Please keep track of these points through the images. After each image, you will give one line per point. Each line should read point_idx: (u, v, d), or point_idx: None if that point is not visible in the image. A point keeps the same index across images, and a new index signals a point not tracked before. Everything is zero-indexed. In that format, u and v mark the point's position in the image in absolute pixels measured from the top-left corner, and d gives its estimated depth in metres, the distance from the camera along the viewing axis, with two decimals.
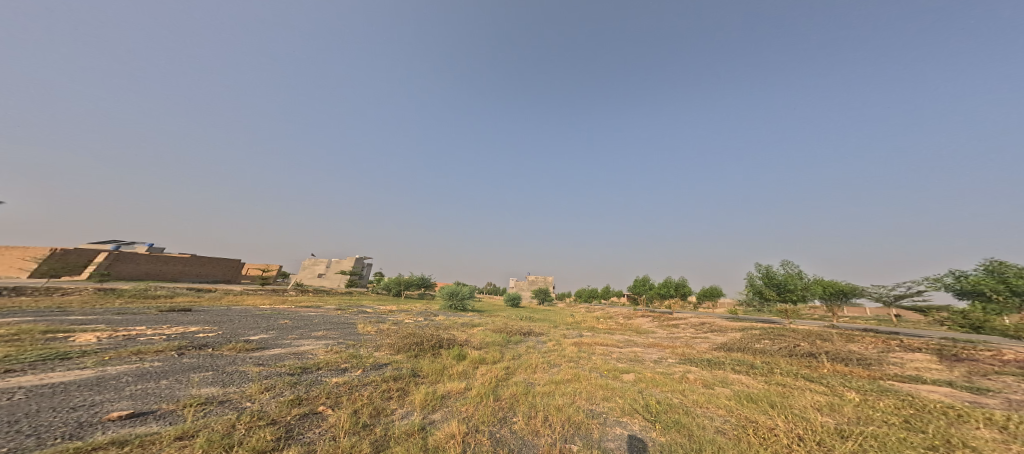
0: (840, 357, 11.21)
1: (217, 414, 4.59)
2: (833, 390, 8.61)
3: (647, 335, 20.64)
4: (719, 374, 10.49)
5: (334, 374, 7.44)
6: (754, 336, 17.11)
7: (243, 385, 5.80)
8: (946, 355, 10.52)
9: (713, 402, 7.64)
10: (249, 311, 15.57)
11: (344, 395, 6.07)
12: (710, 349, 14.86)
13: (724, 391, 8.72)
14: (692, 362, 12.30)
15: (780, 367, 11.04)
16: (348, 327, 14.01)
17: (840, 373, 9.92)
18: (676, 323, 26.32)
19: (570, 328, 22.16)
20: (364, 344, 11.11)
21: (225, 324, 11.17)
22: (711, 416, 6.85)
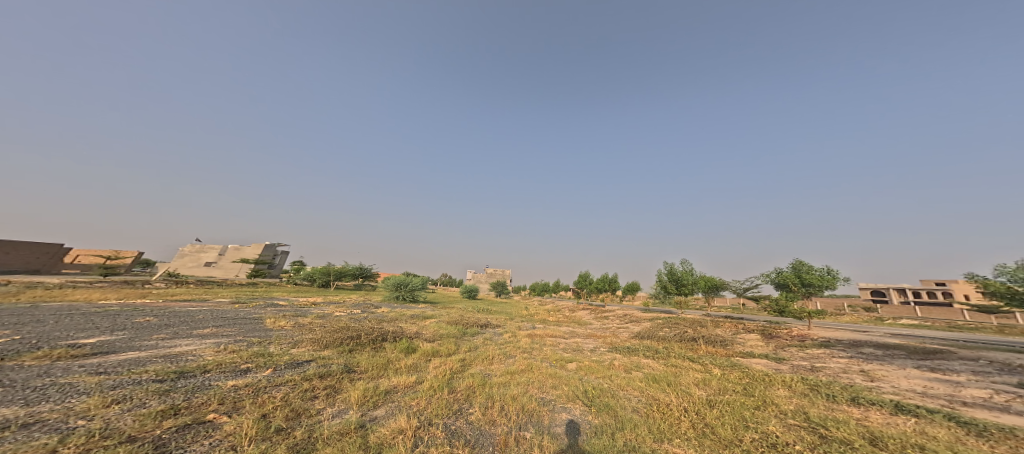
0: (712, 340, 13.73)
1: (10, 444, 3.76)
2: (704, 367, 10.64)
3: (588, 326, 22.43)
4: (637, 360, 12.02)
5: (232, 376, 6.65)
6: (660, 324, 19.87)
7: (71, 402, 4.81)
8: (765, 334, 13.71)
9: (631, 384, 8.82)
10: (80, 310, 12.56)
11: (247, 398, 5.49)
12: (628, 337, 16.88)
13: (640, 374, 10.13)
14: (617, 350, 13.81)
15: (674, 351, 13.12)
16: (252, 322, 12.41)
17: (711, 353, 12.24)
18: (608, 314, 29.07)
19: (526, 320, 23.04)
20: (276, 341, 9.95)
21: (35, 327, 8.86)
22: (629, 396, 7.95)
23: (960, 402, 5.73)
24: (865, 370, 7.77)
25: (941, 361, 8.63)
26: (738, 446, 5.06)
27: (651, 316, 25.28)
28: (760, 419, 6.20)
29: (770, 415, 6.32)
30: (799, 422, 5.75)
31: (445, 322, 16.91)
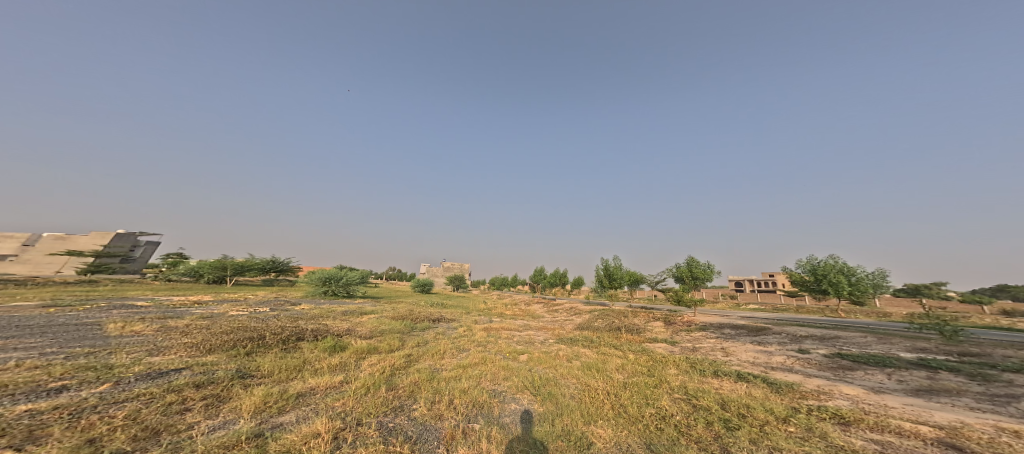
0: (634, 329, 15.15)
1: None
2: (616, 355, 11.74)
3: (541, 319, 22.96)
4: (573, 349, 12.56)
5: (38, 397, 4.84)
6: (594, 316, 21.24)
7: None
8: (666, 322, 15.77)
9: (569, 373, 9.12)
10: None
11: (55, 424, 4.04)
12: (567, 329, 17.70)
13: (578, 362, 10.59)
14: (563, 341, 14.26)
15: (602, 341, 13.99)
16: (80, 332, 9.70)
17: (630, 340, 13.53)
18: (559, 306, 30.30)
19: (484, 314, 22.90)
20: (120, 350, 7.97)
21: None
22: (568, 384, 8.23)
23: (771, 368, 7.42)
24: (722, 348, 9.52)
25: (767, 335, 11.11)
26: (640, 421, 5.52)
27: (587, 309, 26.97)
28: (656, 397, 6.98)
29: (663, 392, 7.19)
30: (682, 396, 6.64)
31: (391, 317, 16.10)
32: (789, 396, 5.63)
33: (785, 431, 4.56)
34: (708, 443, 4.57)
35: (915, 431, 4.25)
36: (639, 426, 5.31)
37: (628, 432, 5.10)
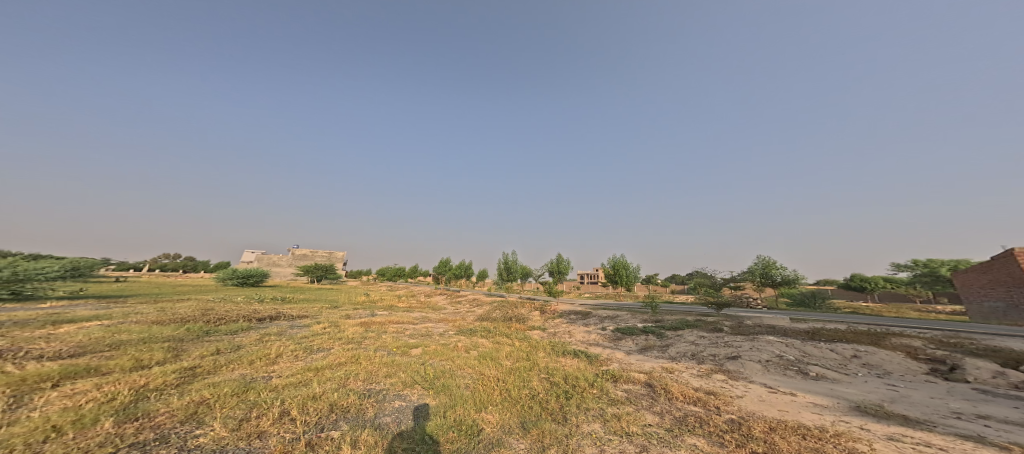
0: (521, 318, 16.15)
1: None
2: (503, 341, 11.47)
3: (440, 311, 22.02)
4: (459, 340, 11.71)
5: None
6: (487, 308, 21.63)
7: None
8: (540, 311, 18.00)
9: (466, 362, 8.39)
10: None
11: None
12: (463, 319, 17.44)
13: (474, 352, 9.95)
14: (467, 332, 13.71)
15: (495, 331, 13.64)
16: None
17: (518, 328, 13.71)
18: (462, 298, 30.14)
19: (362, 307, 20.21)
20: None
21: None
22: (462, 374, 7.37)
23: (590, 344, 10.74)
24: (567, 331, 12.85)
25: (590, 318, 15.58)
26: (521, 403, 5.63)
27: (474, 302, 27.26)
28: (529, 378, 7.24)
29: (534, 374, 7.53)
30: (544, 375, 7.41)
31: (131, 325, 9.90)
32: (597, 364, 8.33)
33: (592, 392, 6.28)
34: (556, 414, 5.28)
35: (638, 378, 7.21)
36: (519, 407, 5.45)
37: (508, 415, 5.09)
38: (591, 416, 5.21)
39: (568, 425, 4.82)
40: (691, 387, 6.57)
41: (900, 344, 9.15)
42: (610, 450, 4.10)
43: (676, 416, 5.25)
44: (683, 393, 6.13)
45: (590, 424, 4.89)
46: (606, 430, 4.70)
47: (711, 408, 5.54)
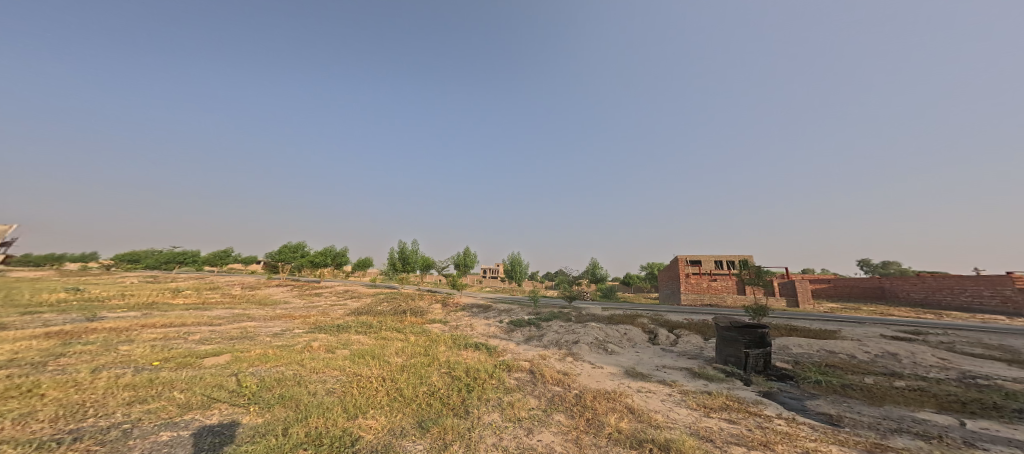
0: (419, 312, 15.54)
1: None
2: (402, 335, 11.12)
3: (277, 306, 17.61)
4: (353, 335, 10.99)
5: None
6: (370, 301, 19.63)
7: None
8: (444, 303, 17.91)
9: (330, 365, 7.08)
10: None
11: None
12: (327, 315, 14.88)
13: (346, 351, 8.67)
14: (321, 330, 11.47)
15: (383, 326, 12.66)
16: None
17: (413, 323, 13.03)
18: (318, 291, 25.67)
19: (66, 310, 12.69)
20: None
21: None
22: (325, 379, 6.34)
23: (489, 337, 11.26)
24: (468, 324, 13.08)
25: (490, 311, 16.25)
26: (415, 401, 5.53)
27: (341, 295, 23.62)
28: (427, 374, 7.14)
29: (433, 369, 7.48)
30: (445, 370, 7.42)
31: None
32: (494, 355, 8.78)
33: (491, 383, 6.58)
34: (457, 408, 5.36)
35: (525, 367, 7.90)
36: (412, 407, 5.30)
37: (401, 418, 4.87)
38: (490, 406, 5.48)
39: (470, 419, 4.94)
40: (556, 370, 7.65)
41: (647, 323, 13.30)
42: (507, 437, 4.43)
43: (550, 396, 6.02)
44: (552, 376, 7.05)
45: (489, 415, 5.16)
46: (502, 418, 5.00)
47: (567, 387, 6.59)
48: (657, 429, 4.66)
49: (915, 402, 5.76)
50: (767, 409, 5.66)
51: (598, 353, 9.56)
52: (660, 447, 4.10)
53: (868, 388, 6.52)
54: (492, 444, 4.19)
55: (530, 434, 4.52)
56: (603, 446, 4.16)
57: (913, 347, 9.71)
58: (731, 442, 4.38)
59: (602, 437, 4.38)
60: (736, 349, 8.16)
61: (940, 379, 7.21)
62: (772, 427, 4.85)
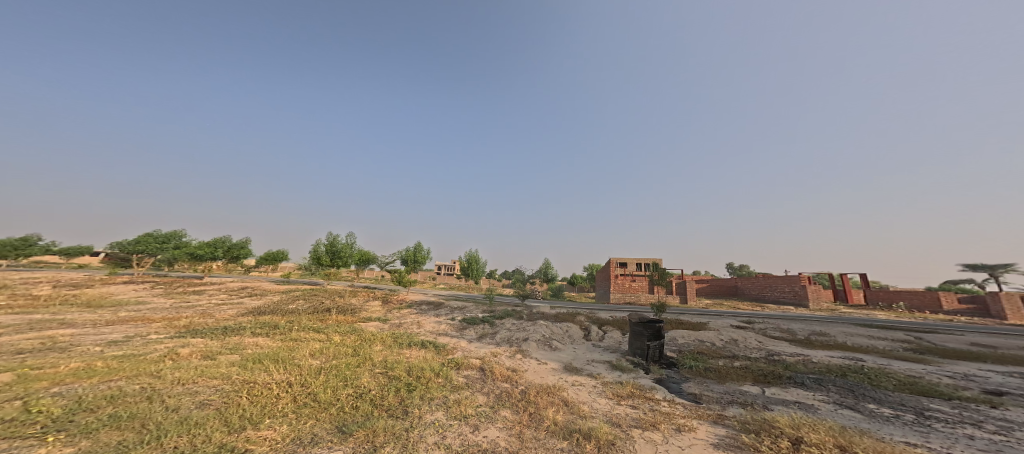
0: (354, 309, 14.43)
1: None
2: (323, 334, 9.62)
3: (123, 310, 13.79)
4: (242, 331, 9.77)
5: None
6: (282, 296, 17.36)
7: None
8: (385, 301, 17.23)
9: (206, 375, 6.24)
10: None
11: None
12: (210, 314, 12.59)
13: (235, 357, 7.44)
14: (196, 333, 9.24)
15: (297, 324, 10.75)
16: None
17: (340, 322, 11.55)
18: (199, 290, 21.15)
19: None
20: None
21: None
22: (197, 390, 5.63)
23: (438, 335, 11.15)
24: (418, 322, 12.87)
25: (443, 308, 16.08)
26: (335, 405, 5.36)
27: (228, 292, 19.78)
28: (356, 375, 6.91)
29: (364, 369, 7.31)
30: (380, 370, 7.25)
31: None
32: (444, 353, 8.80)
33: (439, 382, 6.62)
34: (395, 409, 5.29)
35: (475, 364, 8.04)
36: (331, 411, 5.12)
37: (312, 426, 4.69)
38: (433, 405, 5.49)
39: (410, 418, 4.95)
40: (504, 367, 7.90)
41: (584, 321, 14.19)
42: (450, 434, 4.52)
43: (498, 393, 6.20)
44: (501, 373, 7.29)
45: (433, 414, 5.18)
46: (447, 416, 5.08)
47: (515, 383, 6.87)
48: (584, 420, 5.10)
49: (744, 378, 7.58)
50: (657, 393, 6.63)
51: (544, 349, 10.10)
52: (586, 436, 4.50)
53: (720, 370, 8.13)
54: (433, 443, 4.27)
55: (476, 430, 4.67)
56: (541, 439, 4.45)
57: (747, 333, 12.41)
58: (632, 425, 5.03)
59: (541, 430, 4.69)
60: (639, 342, 9.28)
61: (764, 357, 9.48)
62: (660, 409, 5.73)
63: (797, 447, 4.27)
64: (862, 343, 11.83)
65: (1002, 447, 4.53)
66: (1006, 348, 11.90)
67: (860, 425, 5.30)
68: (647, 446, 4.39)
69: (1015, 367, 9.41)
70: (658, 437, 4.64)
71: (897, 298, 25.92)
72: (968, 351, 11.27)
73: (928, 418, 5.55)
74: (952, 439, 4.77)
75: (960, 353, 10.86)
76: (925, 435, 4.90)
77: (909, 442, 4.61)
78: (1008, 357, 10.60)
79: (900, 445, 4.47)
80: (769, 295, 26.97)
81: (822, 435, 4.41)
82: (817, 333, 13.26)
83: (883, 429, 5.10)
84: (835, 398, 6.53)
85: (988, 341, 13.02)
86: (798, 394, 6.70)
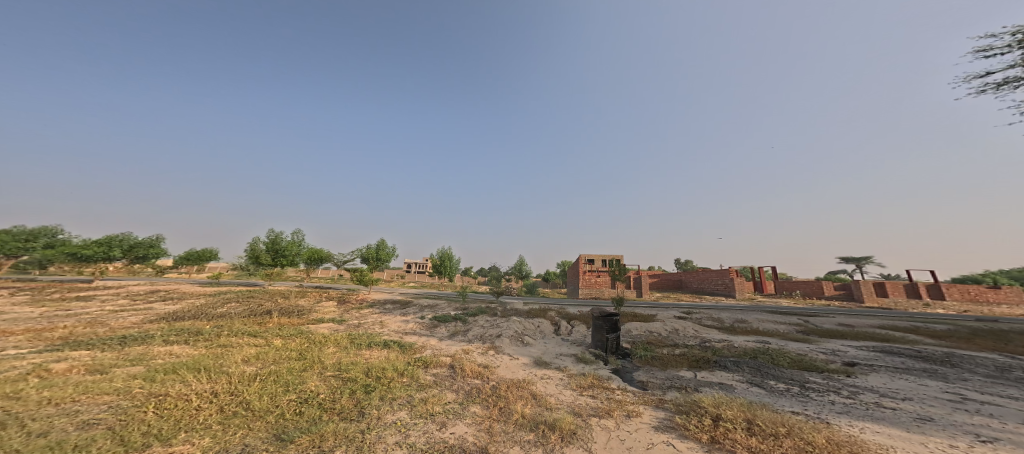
0: (305, 309, 13.43)
1: None
2: (261, 339, 8.70)
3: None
4: (134, 330, 8.09)
5: None
6: (209, 297, 15.54)
7: None
8: (341, 301, 16.42)
9: (91, 391, 5.38)
10: None
11: None
12: (105, 312, 10.71)
13: (137, 369, 6.29)
14: (74, 344, 6.90)
15: (226, 329, 9.06)
16: None
17: (283, 325, 10.16)
18: (92, 292, 17.65)
19: None
20: None
21: None
22: (88, 408, 4.97)
23: (405, 334, 10.91)
24: (380, 322, 12.47)
25: (412, 307, 15.67)
26: (272, 412, 5.09)
27: (129, 293, 16.87)
28: (302, 380, 6.58)
29: (312, 373, 6.98)
30: (332, 373, 6.98)
31: None
32: (410, 353, 8.61)
33: (402, 382, 6.49)
34: (350, 412, 5.13)
35: (445, 362, 7.95)
36: (268, 419, 4.87)
37: (242, 437, 4.42)
38: (397, 405, 5.39)
39: (368, 420, 4.81)
40: (476, 363, 7.89)
41: (555, 316, 14.61)
42: (414, 433, 4.47)
43: (468, 390, 6.21)
44: (472, 369, 7.30)
45: (395, 414, 5.08)
46: (412, 415, 5.01)
47: (486, 379, 6.92)
48: (550, 411, 5.27)
49: (681, 364, 8.21)
50: (614, 383, 7.02)
51: (519, 345, 10.20)
52: (551, 427, 4.66)
53: (663, 357, 8.74)
54: (395, 443, 4.20)
55: (443, 427, 4.65)
56: (510, 432, 4.55)
57: (686, 323, 13.41)
58: (591, 414, 5.27)
59: (510, 423, 4.78)
60: (599, 335, 9.72)
61: (698, 345, 10.33)
62: (614, 397, 6.05)
63: (717, 423, 4.75)
64: (769, 327, 13.48)
65: (852, 409, 5.63)
66: (865, 326, 14.28)
67: (764, 399, 6.06)
68: (604, 432, 4.62)
69: (868, 341, 11.34)
70: (611, 424, 4.90)
71: (796, 286, 30.22)
72: (840, 330, 13.31)
73: (809, 390, 6.57)
74: (821, 406, 5.78)
75: (835, 332, 12.78)
76: (805, 404, 5.84)
77: (795, 411, 5.45)
78: (865, 334, 12.72)
79: (790, 414, 5.24)
80: (706, 286, 29.41)
81: (735, 411, 4.94)
82: (738, 320, 14.71)
83: (780, 402, 5.92)
84: (748, 378, 7.28)
85: (852, 321, 15.53)
86: (722, 376, 7.41)
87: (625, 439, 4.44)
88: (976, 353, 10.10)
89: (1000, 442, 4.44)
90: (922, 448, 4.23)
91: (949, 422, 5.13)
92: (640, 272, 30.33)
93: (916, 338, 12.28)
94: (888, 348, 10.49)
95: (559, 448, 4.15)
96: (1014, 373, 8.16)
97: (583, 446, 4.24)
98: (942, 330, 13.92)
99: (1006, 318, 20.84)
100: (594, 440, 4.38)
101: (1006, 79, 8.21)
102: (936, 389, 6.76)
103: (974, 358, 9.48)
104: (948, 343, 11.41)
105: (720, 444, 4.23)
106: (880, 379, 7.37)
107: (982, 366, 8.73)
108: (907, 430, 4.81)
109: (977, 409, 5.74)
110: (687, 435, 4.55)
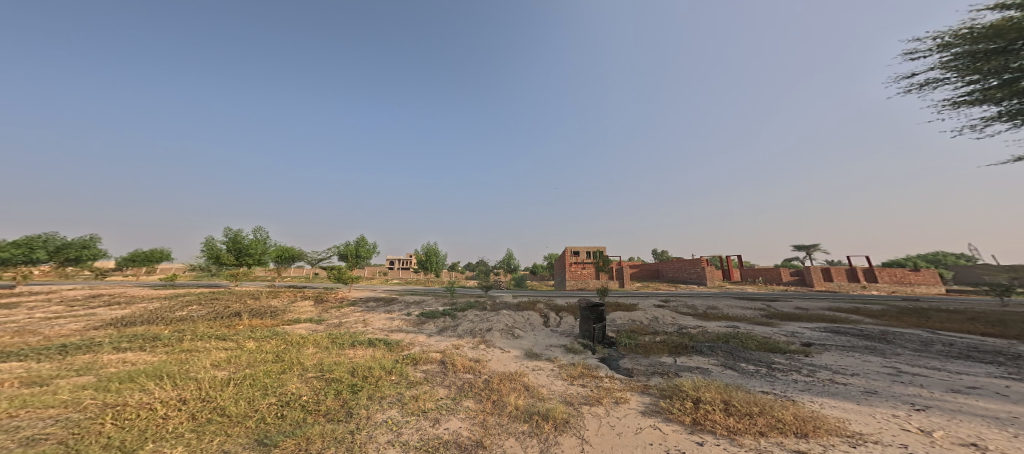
0: (276, 309, 12.83)
1: None
2: (231, 342, 8.19)
3: None
4: (76, 339, 7.41)
5: None
6: (163, 300, 14.53)
7: None
8: (314, 300, 15.78)
9: (31, 405, 4.86)
10: None
11: None
12: (35, 322, 9.69)
13: (86, 379, 5.76)
14: (5, 356, 6.20)
15: (189, 333, 8.48)
16: None
17: (254, 327, 9.62)
18: (24, 298, 15.99)
19: None
20: None
21: None
22: (26, 425, 4.43)
23: (391, 331, 10.59)
24: (364, 320, 12.04)
25: (392, 304, 15.24)
26: (252, 417, 4.73)
27: (63, 300, 15.34)
28: (281, 382, 6.20)
29: (292, 375, 6.58)
30: (314, 374, 6.61)
31: None
32: (398, 350, 8.32)
33: (389, 380, 6.20)
34: (336, 413, 4.82)
35: (435, 358, 7.70)
36: (248, 424, 4.51)
37: (219, 444, 4.05)
38: (385, 403, 5.10)
39: (357, 420, 4.52)
40: (466, 358, 7.68)
41: (543, 308, 14.51)
42: (406, 431, 4.20)
43: (460, 385, 5.97)
44: (462, 364, 7.04)
45: (385, 412, 4.80)
46: (402, 413, 4.73)
47: (477, 373, 6.70)
48: (542, 402, 5.09)
49: (662, 350, 8.20)
50: (601, 371, 6.94)
51: (510, 339, 9.97)
52: (544, 417, 4.48)
53: (645, 345, 8.72)
54: (386, 442, 3.93)
55: (437, 423, 4.40)
56: (504, 425, 4.34)
57: (664, 311, 13.57)
58: (582, 402, 5.13)
59: (504, 416, 4.57)
60: (587, 325, 9.64)
61: (676, 331, 10.40)
62: (603, 385, 5.95)
63: (698, 405, 4.68)
64: (738, 312, 13.80)
65: (811, 387, 5.69)
66: (818, 309, 14.79)
67: (737, 381, 6.06)
68: (594, 420, 4.47)
69: (819, 323, 11.74)
70: (602, 411, 4.78)
71: (759, 273, 31.38)
72: (798, 313, 13.81)
73: (775, 370, 6.64)
74: (786, 385, 5.82)
75: (793, 315, 13.18)
76: (773, 384, 5.87)
77: (764, 391, 5.45)
78: (818, 315, 13.25)
79: (760, 394, 5.23)
80: (681, 275, 30.08)
81: (714, 393, 4.90)
82: (710, 306, 15.01)
83: (751, 383, 5.93)
84: (723, 361, 7.33)
85: (807, 305, 16.23)
86: (698, 360, 7.44)
87: (615, 425, 4.31)
88: (905, 330, 10.57)
89: (932, 410, 4.52)
90: (870, 419, 4.26)
91: (892, 394, 5.24)
92: (620, 262, 30.65)
93: (857, 318, 12.81)
94: (836, 328, 10.85)
95: (552, 438, 3.96)
96: (937, 347, 8.53)
97: (577, 434, 4.07)
98: (879, 309, 14.72)
99: (937, 297, 22.64)
100: (586, 428, 4.23)
101: (927, 82, 8.23)
102: (878, 364, 6.97)
103: (906, 334, 9.91)
104: (883, 321, 12.06)
105: (701, 426, 4.14)
106: (833, 357, 7.56)
107: (911, 341, 9.14)
108: (857, 403, 4.87)
109: (911, 380, 5.91)
110: (672, 419, 4.45)
